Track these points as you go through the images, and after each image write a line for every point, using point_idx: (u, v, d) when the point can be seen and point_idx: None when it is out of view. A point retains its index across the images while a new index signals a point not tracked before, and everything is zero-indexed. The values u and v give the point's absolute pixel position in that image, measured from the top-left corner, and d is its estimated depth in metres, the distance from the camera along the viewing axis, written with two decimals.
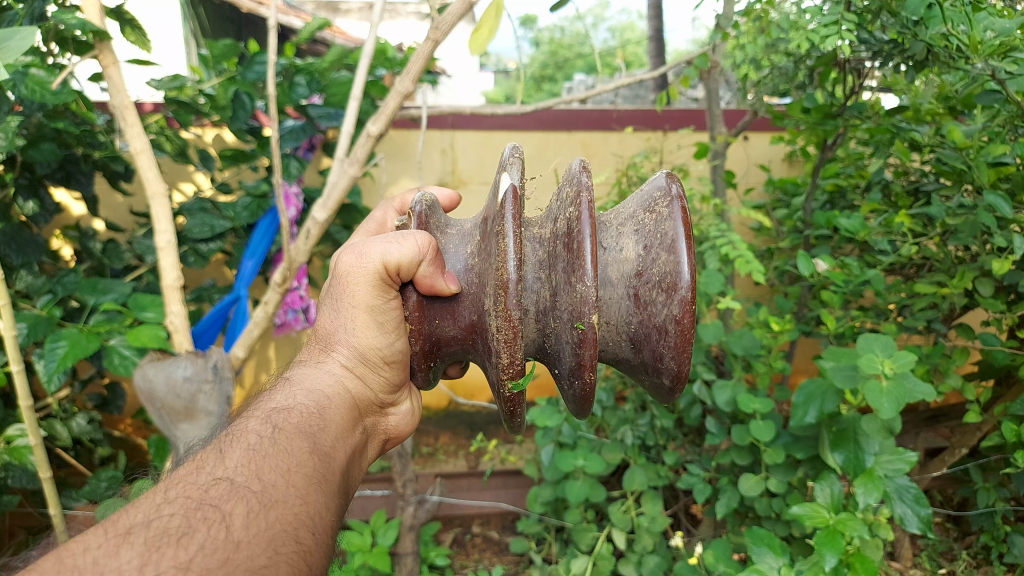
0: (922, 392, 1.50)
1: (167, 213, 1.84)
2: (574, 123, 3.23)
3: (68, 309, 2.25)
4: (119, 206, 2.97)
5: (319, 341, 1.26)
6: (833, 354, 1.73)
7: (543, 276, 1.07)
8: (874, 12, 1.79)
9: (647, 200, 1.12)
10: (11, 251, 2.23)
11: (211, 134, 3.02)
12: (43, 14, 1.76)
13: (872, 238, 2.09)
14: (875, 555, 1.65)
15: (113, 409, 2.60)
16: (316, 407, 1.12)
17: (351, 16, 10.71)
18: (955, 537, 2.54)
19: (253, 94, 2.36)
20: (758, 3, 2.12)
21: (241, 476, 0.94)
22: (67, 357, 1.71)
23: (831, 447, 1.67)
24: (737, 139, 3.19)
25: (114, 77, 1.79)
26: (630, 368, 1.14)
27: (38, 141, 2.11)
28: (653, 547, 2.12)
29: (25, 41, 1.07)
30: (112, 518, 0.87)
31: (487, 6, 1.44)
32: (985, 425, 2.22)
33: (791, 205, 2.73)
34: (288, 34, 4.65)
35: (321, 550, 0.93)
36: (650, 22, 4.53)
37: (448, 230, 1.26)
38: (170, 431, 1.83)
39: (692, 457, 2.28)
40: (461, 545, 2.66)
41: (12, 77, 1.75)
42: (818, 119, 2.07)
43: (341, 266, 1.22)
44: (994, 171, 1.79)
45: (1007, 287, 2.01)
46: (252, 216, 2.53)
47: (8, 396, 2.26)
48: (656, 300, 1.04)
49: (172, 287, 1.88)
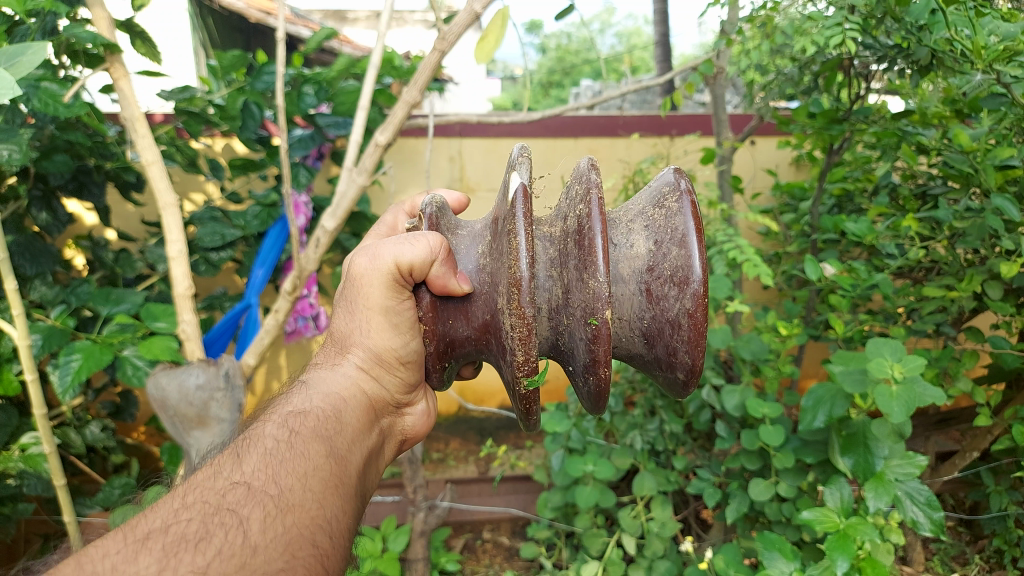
0: (933, 396, 1.49)
1: (178, 223, 1.84)
2: (581, 129, 3.25)
3: (81, 318, 2.28)
4: (131, 216, 3.05)
5: (335, 342, 1.27)
6: (842, 358, 1.71)
7: (555, 274, 1.08)
8: (877, 17, 1.82)
9: (657, 195, 1.13)
10: (25, 262, 2.25)
11: (221, 143, 3.06)
12: (57, 28, 1.79)
13: (879, 242, 2.10)
14: (886, 560, 1.62)
15: (125, 417, 2.63)
16: (332, 409, 1.13)
17: (359, 24, 10.97)
18: (967, 541, 2.52)
19: (262, 104, 2.39)
20: (762, 9, 2.15)
21: (258, 480, 0.95)
22: (82, 370, 1.75)
23: (841, 450, 1.68)
24: (743, 144, 3.23)
25: (126, 88, 1.80)
26: (644, 363, 1.15)
27: (50, 153, 2.13)
28: (664, 552, 2.11)
29: (38, 55, 1.09)
30: (131, 522, 0.88)
31: (496, 14, 1.48)
32: (996, 428, 2.17)
33: (797, 209, 2.75)
34: (295, 43, 4.74)
35: (338, 553, 0.95)
36: (656, 27, 4.57)
37: (458, 231, 1.28)
38: (182, 438, 1.81)
39: (701, 461, 2.30)
40: (471, 550, 2.66)
41: (26, 90, 1.77)
42: (824, 123, 2.08)
43: (355, 267, 1.23)
44: (1001, 173, 1.79)
45: (1016, 289, 2.01)
46: (261, 225, 2.57)
47: (23, 405, 2.29)
48: (668, 294, 1.05)
49: (183, 296, 1.89)
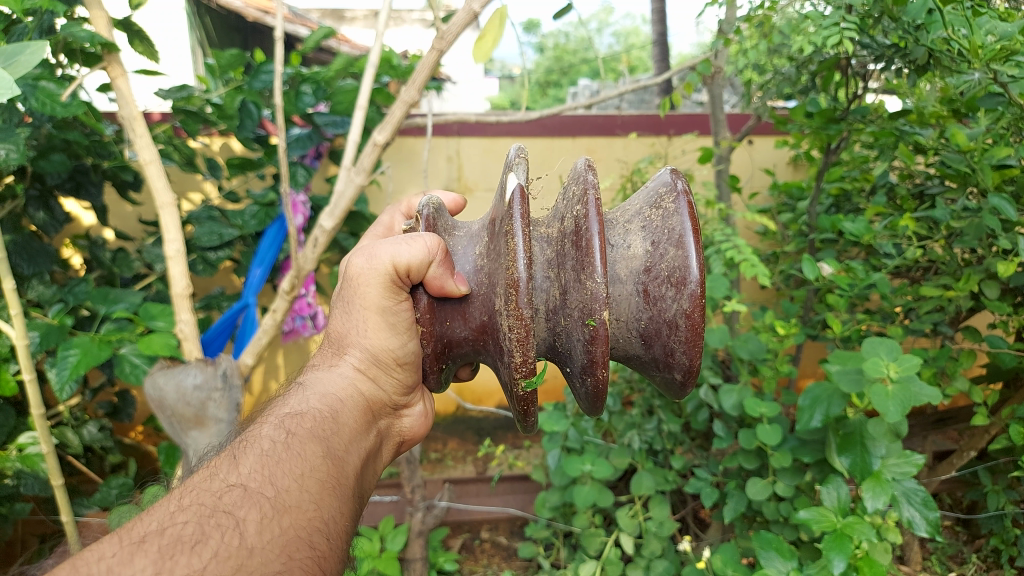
0: (929, 396, 1.49)
1: (175, 223, 1.84)
2: (579, 128, 3.25)
3: (79, 318, 2.28)
4: (128, 215, 3.04)
5: (332, 343, 1.27)
6: (839, 357, 1.71)
7: (552, 275, 1.08)
8: (875, 17, 1.82)
9: (653, 196, 1.13)
10: (22, 261, 2.25)
11: (218, 143, 3.06)
12: (53, 27, 1.79)
13: (877, 242, 2.11)
14: (883, 559, 1.63)
15: (123, 417, 2.62)
16: (329, 410, 1.13)
17: (357, 23, 10.99)
18: (964, 540, 2.53)
19: (260, 103, 2.38)
20: (759, 9, 2.16)
21: (254, 482, 0.95)
22: (79, 365, 1.75)
23: (838, 450, 1.68)
24: (741, 143, 3.24)
25: (124, 87, 1.80)
26: (641, 364, 1.15)
27: (47, 152, 2.13)
28: (661, 551, 2.11)
29: (36, 54, 1.08)
30: (126, 525, 0.88)
31: (493, 14, 1.48)
32: (994, 427, 2.18)
33: (795, 209, 2.75)
34: (293, 42, 4.74)
35: (335, 555, 0.95)
36: (654, 27, 4.57)
37: (455, 232, 1.28)
38: (180, 438, 1.81)
39: (699, 461, 2.31)
40: (469, 550, 2.66)
41: (23, 90, 1.76)
42: (821, 123, 2.08)
43: (351, 268, 1.23)
44: (999, 173, 1.79)
45: (1013, 289, 2.01)
46: (260, 224, 2.57)
47: (20, 405, 2.28)
48: (665, 295, 1.05)
49: (181, 296, 1.89)
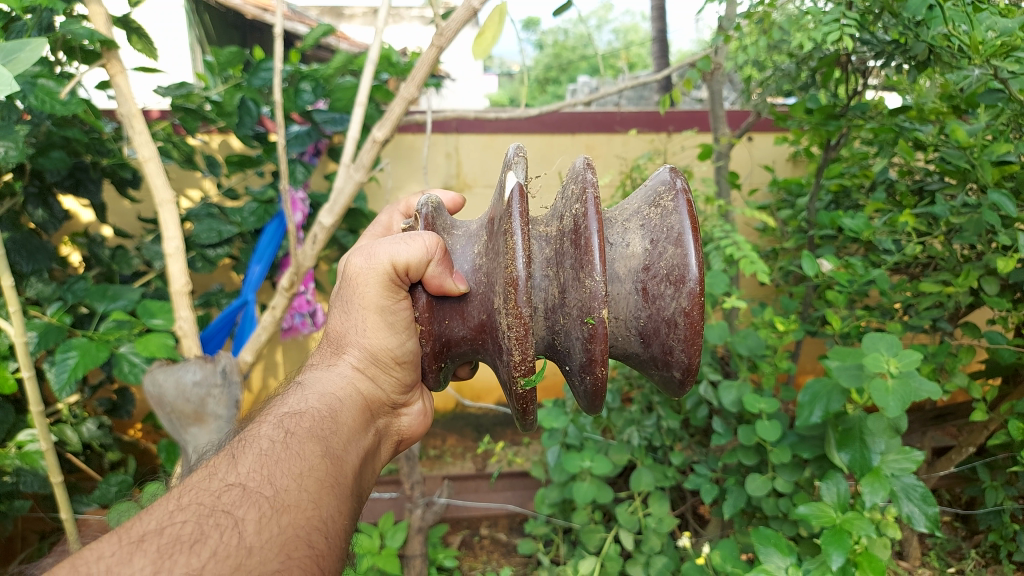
0: (929, 391, 1.49)
1: (174, 220, 1.83)
2: (578, 125, 3.24)
3: (78, 315, 2.27)
4: (127, 212, 3.04)
5: (331, 342, 1.27)
6: (839, 353, 1.72)
7: (551, 274, 1.08)
8: (875, 12, 1.82)
9: (652, 195, 1.13)
10: (21, 259, 2.24)
11: (217, 140, 3.06)
12: (52, 24, 1.78)
13: (876, 238, 2.11)
14: (882, 555, 1.63)
15: (122, 414, 2.62)
16: (328, 409, 1.13)
17: (356, 20, 10.99)
18: (963, 536, 2.53)
19: (258, 100, 2.38)
20: (759, 5, 2.14)
21: (253, 482, 0.95)
22: (78, 367, 1.75)
23: (837, 446, 1.67)
24: (740, 140, 3.23)
25: (122, 84, 1.79)
26: (640, 362, 1.15)
27: (46, 149, 2.13)
28: (661, 548, 2.11)
29: (36, 52, 1.07)
30: (125, 524, 0.88)
31: (491, 10, 1.47)
32: (992, 423, 2.21)
33: (794, 205, 2.74)
34: (292, 39, 4.75)
35: (334, 554, 0.95)
36: (653, 23, 4.57)
37: (454, 231, 1.28)
38: (179, 435, 1.81)
39: (698, 457, 2.30)
40: (469, 546, 2.67)
41: (22, 87, 1.76)
42: (821, 119, 2.06)
43: (350, 267, 1.23)
44: (999, 170, 1.78)
45: (1012, 285, 2.01)
46: (259, 221, 2.56)
47: (19, 402, 2.28)
48: (664, 293, 1.05)
49: (180, 293, 1.89)
